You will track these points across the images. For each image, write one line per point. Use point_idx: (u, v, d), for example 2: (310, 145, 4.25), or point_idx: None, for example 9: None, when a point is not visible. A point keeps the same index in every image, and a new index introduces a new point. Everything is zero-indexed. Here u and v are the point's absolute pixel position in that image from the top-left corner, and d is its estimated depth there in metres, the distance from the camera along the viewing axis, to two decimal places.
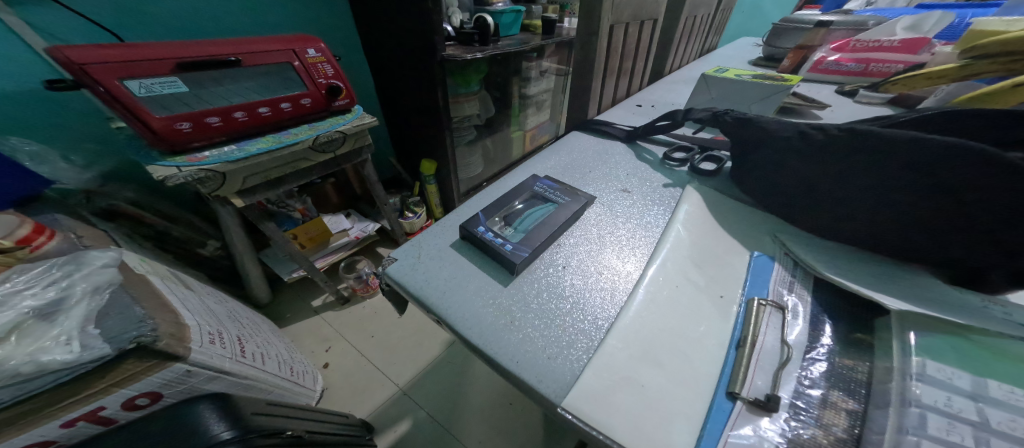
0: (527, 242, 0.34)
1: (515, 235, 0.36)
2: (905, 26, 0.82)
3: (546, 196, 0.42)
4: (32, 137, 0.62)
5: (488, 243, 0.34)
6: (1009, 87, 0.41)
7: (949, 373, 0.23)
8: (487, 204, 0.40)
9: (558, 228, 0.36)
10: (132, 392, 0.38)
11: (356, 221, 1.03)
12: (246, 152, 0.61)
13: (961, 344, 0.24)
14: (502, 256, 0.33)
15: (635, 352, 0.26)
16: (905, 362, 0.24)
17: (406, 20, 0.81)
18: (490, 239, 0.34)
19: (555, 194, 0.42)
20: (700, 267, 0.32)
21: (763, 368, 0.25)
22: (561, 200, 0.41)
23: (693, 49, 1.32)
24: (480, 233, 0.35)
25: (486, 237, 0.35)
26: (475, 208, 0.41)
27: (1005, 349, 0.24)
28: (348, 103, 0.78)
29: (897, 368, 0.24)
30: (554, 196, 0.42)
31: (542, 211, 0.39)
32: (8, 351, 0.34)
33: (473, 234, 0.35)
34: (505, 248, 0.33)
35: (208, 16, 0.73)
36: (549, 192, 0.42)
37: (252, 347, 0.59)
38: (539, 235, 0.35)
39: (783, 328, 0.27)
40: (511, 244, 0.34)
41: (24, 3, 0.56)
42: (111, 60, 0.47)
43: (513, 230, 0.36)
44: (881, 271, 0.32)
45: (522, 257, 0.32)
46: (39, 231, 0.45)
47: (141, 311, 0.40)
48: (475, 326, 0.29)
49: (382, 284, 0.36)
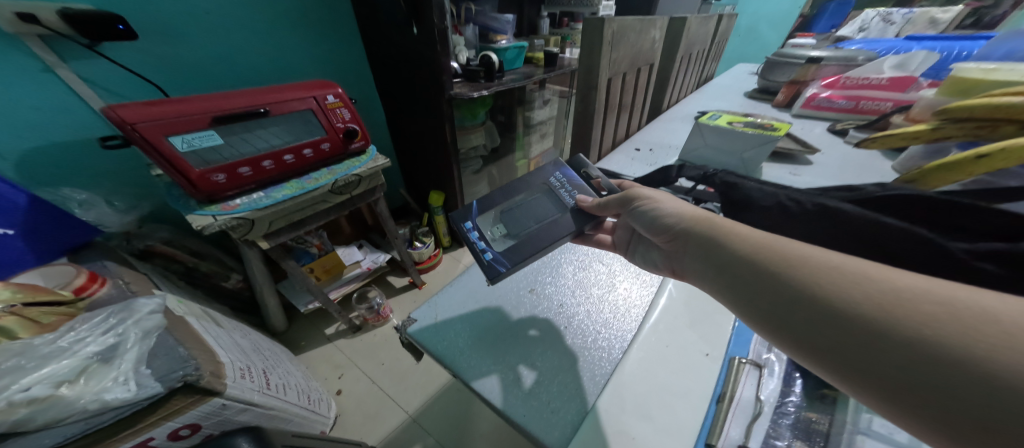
0: (508, 256, 0.41)
1: (500, 243, 0.43)
2: (892, 64, 0.87)
3: (557, 192, 0.47)
4: (82, 182, 0.69)
5: (470, 242, 0.43)
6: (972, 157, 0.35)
7: (890, 428, 0.26)
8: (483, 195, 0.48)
9: (547, 241, 0.41)
10: (177, 423, 0.42)
11: (368, 253, 1.08)
12: (273, 199, 0.67)
13: None
14: (486, 262, 0.41)
15: (628, 405, 0.29)
16: (856, 417, 0.27)
17: (417, 63, 0.89)
18: (473, 239, 0.43)
19: (566, 190, 0.46)
20: (691, 327, 0.36)
21: (737, 420, 0.28)
22: (570, 202, 0.45)
23: (690, 80, 1.39)
24: (466, 230, 0.44)
25: (470, 235, 0.43)
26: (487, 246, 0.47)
27: None
28: (363, 145, 0.85)
29: (848, 423, 0.27)
30: (566, 193, 0.46)
31: (534, 207, 0.46)
32: (78, 391, 0.38)
33: (460, 230, 0.44)
34: (483, 256, 0.42)
35: (237, 67, 0.82)
36: (564, 187, 0.47)
37: (276, 379, 0.63)
38: (564, 222, 0.43)
39: (758, 386, 0.30)
40: (492, 254, 0.41)
41: (77, 58, 0.64)
42: (158, 121, 0.54)
43: (502, 228, 0.46)
44: None
45: (499, 271, 0.39)
46: (93, 279, 0.51)
47: (184, 352, 0.45)
48: (487, 382, 0.33)
49: (404, 339, 0.40)
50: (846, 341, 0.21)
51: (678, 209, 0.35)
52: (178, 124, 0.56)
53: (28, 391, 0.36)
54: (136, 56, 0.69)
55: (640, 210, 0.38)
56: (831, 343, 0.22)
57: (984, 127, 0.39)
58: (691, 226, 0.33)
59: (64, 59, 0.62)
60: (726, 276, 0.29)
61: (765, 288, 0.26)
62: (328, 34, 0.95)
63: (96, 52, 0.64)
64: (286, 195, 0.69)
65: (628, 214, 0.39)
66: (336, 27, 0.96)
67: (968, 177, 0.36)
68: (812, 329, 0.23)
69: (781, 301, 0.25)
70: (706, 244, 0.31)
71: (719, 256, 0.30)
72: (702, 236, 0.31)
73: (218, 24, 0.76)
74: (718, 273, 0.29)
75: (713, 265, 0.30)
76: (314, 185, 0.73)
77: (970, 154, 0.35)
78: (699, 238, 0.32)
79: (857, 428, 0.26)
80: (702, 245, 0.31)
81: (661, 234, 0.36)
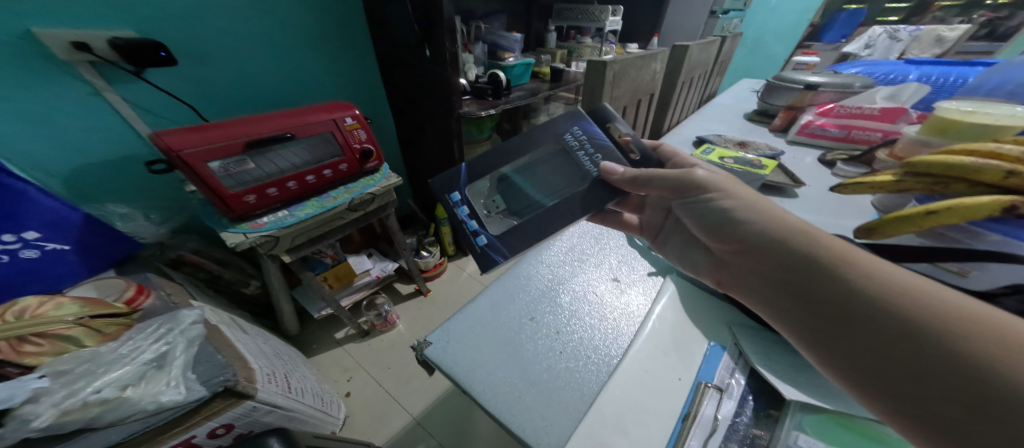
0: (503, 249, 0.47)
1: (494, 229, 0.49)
2: (884, 95, 0.90)
3: (578, 155, 0.50)
4: (122, 196, 0.76)
5: (459, 219, 0.48)
6: (920, 213, 0.39)
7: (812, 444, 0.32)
8: (481, 167, 0.51)
9: (545, 238, 0.46)
10: (216, 423, 0.48)
11: (377, 261, 1.14)
12: (296, 218, 0.74)
13: (837, 424, 0.34)
14: (480, 249, 0.47)
15: (609, 423, 0.34)
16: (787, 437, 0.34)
17: (430, 84, 0.94)
18: (459, 213, 0.49)
19: (586, 152, 0.50)
20: (669, 355, 0.40)
21: (699, 435, 0.34)
22: (592, 169, 0.49)
23: (691, 100, 1.43)
24: (453, 205, 0.49)
25: (458, 210, 0.49)
26: (500, 283, 0.53)
27: (867, 429, 0.34)
28: (377, 164, 0.91)
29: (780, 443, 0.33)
30: (586, 157, 0.50)
31: (537, 179, 0.52)
32: (140, 392, 0.44)
33: (449, 206, 0.49)
34: (476, 242, 0.48)
35: (261, 90, 0.89)
36: (583, 147, 0.50)
37: (295, 382, 0.69)
38: (565, 205, 0.47)
39: (717, 407, 0.36)
40: (487, 239, 0.47)
41: (123, 83, 0.70)
42: (198, 149, 0.60)
43: (497, 203, 0.52)
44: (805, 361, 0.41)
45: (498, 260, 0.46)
46: (140, 291, 0.58)
47: (223, 359, 0.51)
48: (492, 398, 0.39)
49: (419, 357, 0.45)
50: (930, 390, 0.25)
51: (756, 219, 0.39)
52: (216, 149, 0.62)
53: (100, 392, 0.42)
54: (174, 80, 0.75)
55: (712, 206, 0.43)
56: (914, 385, 0.26)
57: (939, 184, 0.43)
58: (774, 242, 0.36)
59: (111, 83, 0.69)
60: (805, 293, 0.33)
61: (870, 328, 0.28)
62: (346, 53, 1.01)
63: (139, 77, 0.71)
64: (308, 214, 0.75)
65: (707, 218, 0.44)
66: (353, 46, 1.02)
67: (914, 230, 0.41)
68: (910, 372, 0.26)
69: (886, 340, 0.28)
70: (798, 271, 0.34)
71: (813, 286, 0.33)
72: (791, 259, 0.35)
73: (246, 49, 0.83)
74: (792, 278, 0.35)
75: (789, 270, 0.35)
76: (332, 204, 0.80)
77: (922, 209, 0.40)
78: (784, 261, 0.35)
79: (783, 443, 0.33)
80: (785, 269, 0.35)
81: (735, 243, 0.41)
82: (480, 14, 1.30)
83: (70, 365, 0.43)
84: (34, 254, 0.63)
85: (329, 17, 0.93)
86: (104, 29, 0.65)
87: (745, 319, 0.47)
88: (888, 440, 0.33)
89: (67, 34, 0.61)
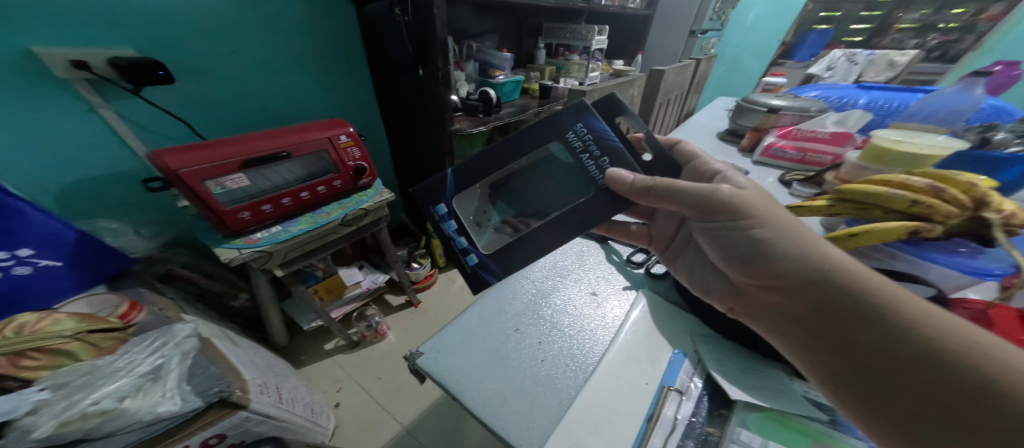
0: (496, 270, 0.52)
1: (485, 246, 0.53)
2: (833, 120, 1.00)
3: (583, 161, 0.52)
4: (113, 210, 0.78)
5: (447, 237, 0.52)
6: (846, 235, 0.46)
7: (751, 438, 0.38)
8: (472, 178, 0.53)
9: (528, 255, 0.51)
10: (209, 433, 0.50)
11: (367, 273, 1.16)
12: (290, 234, 0.77)
13: (772, 420, 0.39)
14: (470, 268, 0.52)
15: (584, 424, 0.39)
16: (732, 432, 0.39)
17: (422, 102, 0.99)
18: (447, 230, 0.52)
19: (591, 156, 0.51)
20: (637, 362, 0.45)
21: (661, 433, 0.38)
22: (599, 176, 0.51)
23: (670, 118, 1.52)
24: (439, 219, 0.52)
25: (444, 225, 0.52)
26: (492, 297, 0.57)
27: (797, 422, 0.39)
28: (370, 180, 0.94)
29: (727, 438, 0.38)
30: (592, 166, 0.51)
31: (529, 188, 0.57)
32: (138, 403, 0.46)
33: (436, 221, 0.53)
34: (466, 260, 0.52)
35: (257, 108, 0.92)
36: (585, 151, 0.52)
37: (286, 393, 0.71)
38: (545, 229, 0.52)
39: (677, 409, 0.41)
40: (477, 258, 0.52)
41: (119, 100, 0.72)
42: (194, 167, 0.62)
43: (488, 215, 0.56)
44: (752, 366, 0.46)
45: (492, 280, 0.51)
46: (132, 307, 0.60)
47: (217, 370, 0.54)
48: (480, 403, 0.43)
49: (411, 366, 0.49)
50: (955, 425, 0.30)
51: (793, 252, 0.41)
52: (214, 168, 0.65)
53: (98, 404, 0.44)
54: (171, 97, 0.78)
55: (751, 234, 0.44)
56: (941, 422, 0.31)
57: (863, 209, 0.50)
58: (816, 279, 0.39)
59: (108, 100, 0.71)
60: (832, 319, 0.37)
61: (904, 367, 0.33)
62: (341, 70, 1.05)
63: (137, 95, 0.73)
64: (302, 229, 0.78)
65: (733, 242, 0.46)
66: (348, 63, 1.05)
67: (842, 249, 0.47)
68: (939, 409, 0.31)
69: (924, 383, 0.32)
70: (839, 308, 0.37)
71: (852, 328, 0.36)
72: (832, 298, 0.37)
73: (242, 67, 0.86)
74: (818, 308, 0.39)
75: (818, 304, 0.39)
76: (326, 220, 0.83)
77: (846, 232, 0.46)
78: (827, 292, 0.38)
79: (729, 439, 0.38)
80: (822, 305, 0.38)
81: (766, 274, 0.44)
82: (472, 33, 1.36)
83: (70, 377, 0.45)
84: (26, 271, 0.64)
85: (325, 37, 0.97)
86: (102, 47, 0.67)
87: (705, 327, 0.53)
88: (818, 434, 0.38)
89: (66, 53, 0.63)
